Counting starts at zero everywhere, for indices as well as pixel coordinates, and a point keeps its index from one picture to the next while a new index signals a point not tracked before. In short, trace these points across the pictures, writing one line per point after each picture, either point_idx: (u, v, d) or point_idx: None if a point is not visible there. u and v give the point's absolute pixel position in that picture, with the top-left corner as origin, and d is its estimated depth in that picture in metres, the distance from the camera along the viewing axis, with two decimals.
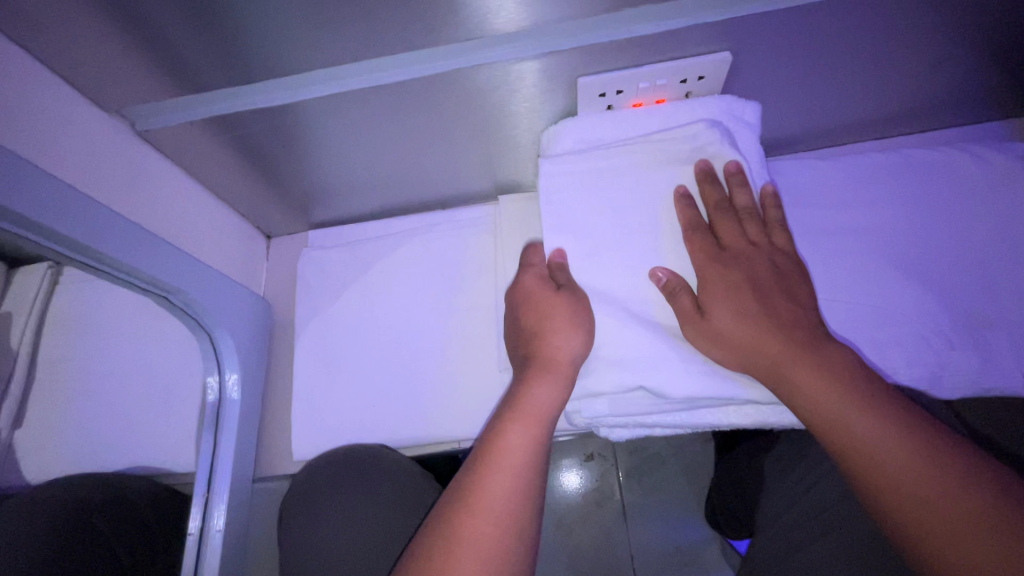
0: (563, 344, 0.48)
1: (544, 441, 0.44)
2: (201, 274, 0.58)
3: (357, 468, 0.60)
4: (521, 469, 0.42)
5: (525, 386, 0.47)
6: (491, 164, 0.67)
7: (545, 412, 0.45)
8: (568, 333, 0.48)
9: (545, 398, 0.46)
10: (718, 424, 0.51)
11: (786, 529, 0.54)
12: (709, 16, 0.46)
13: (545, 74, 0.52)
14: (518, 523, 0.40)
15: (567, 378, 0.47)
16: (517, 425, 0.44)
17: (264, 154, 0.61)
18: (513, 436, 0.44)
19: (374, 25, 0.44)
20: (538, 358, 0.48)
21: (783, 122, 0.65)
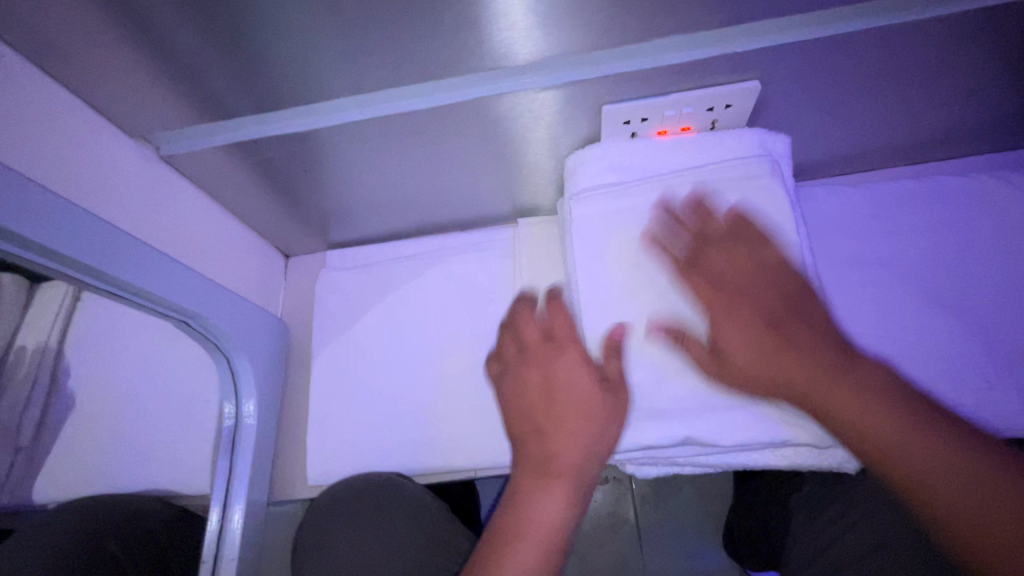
0: (582, 455, 0.48)
1: (551, 559, 0.46)
2: (221, 298, 0.58)
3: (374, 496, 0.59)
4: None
5: (534, 498, 0.48)
6: (511, 188, 0.66)
7: (551, 531, 0.46)
8: (591, 443, 0.48)
9: (552, 512, 0.47)
10: (752, 463, 0.50)
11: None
12: (737, 48, 0.45)
13: (569, 102, 0.51)
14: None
15: (576, 490, 0.48)
16: (525, 538, 0.46)
17: (285, 177, 0.61)
18: (520, 556, 0.45)
19: (398, 55, 0.44)
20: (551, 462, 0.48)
21: (810, 149, 0.63)
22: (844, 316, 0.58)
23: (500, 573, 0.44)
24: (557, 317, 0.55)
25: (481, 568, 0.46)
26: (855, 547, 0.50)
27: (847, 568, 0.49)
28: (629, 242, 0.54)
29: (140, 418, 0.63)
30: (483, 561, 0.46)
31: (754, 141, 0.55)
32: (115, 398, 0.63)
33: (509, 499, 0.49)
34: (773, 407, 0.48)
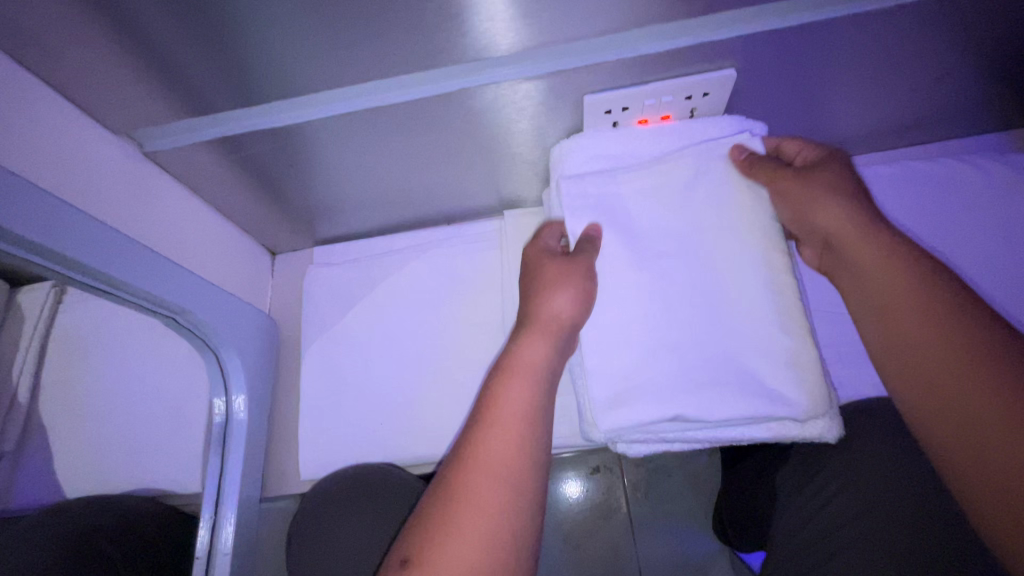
0: (553, 304, 0.50)
1: (542, 391, 0.45)
2: (208, 294, 0.58)
3: (367, 488, 0.59)
4: (522, 423, 0.42)
5: (517, 346, 0.48)
6: (497, 180, 0.67)
7: (532, 371, 0.46)
8: (558, 292, 0.51)
9: (536, 353, 0.47)
10: (738, 438, 0.51)
11: (801, 548, 0.53)
12: (713, 37, 0.46)
13: (552, 93, 0.52)
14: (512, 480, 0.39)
15: (557, 334, 0.49)
16: (514, 377, 0.45)
17: (271, 171, 0.61)
18: (510, 391, 0.44)
19: (382, 48, 0.45)
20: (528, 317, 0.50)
21: (787, 136, 0.65)
22: None
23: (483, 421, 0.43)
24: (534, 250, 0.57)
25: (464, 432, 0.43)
26: (837, 516, 0.52)
27: (831, 536, 0.51)
28: (613, 227, 0.55)
29: (128, 419, 0.63)
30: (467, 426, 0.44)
31: (732, 128, 0.56)
32: (102, 399, 0.62)
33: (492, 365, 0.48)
34: (756, 385, 0.48)
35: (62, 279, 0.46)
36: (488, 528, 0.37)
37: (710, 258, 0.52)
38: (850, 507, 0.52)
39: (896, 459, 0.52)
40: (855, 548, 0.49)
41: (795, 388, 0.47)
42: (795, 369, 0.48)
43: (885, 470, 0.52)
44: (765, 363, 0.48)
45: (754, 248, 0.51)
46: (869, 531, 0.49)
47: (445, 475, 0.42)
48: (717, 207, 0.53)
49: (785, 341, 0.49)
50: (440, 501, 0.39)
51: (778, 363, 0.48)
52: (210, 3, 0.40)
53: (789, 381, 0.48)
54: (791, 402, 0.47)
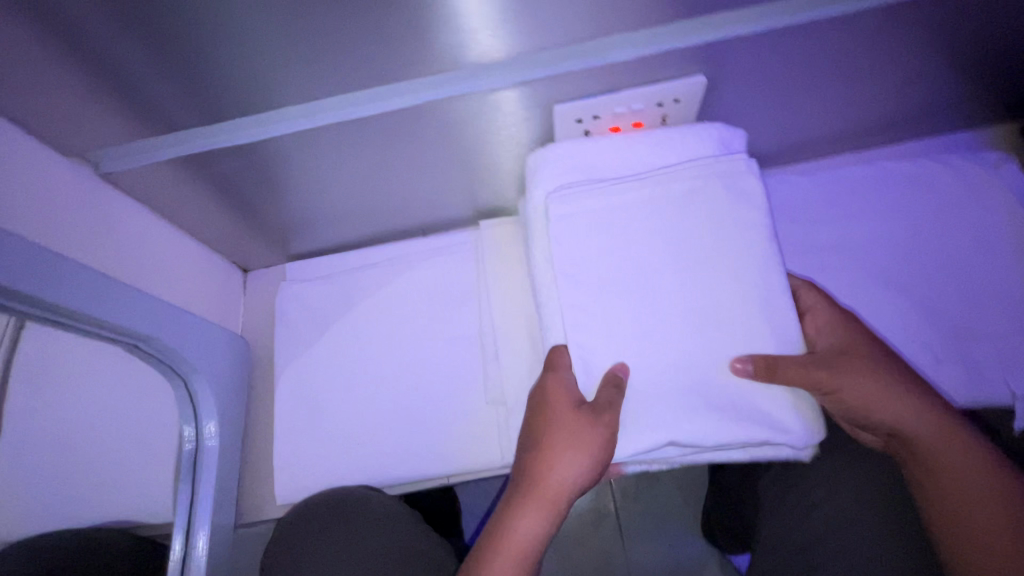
0: (565, 476, 0.48)
1: (546, 538, 0.50)
2: (173, 319, 0.56)
3: (346, 511, 0.57)
4: (524, 557, 0.48)
5: (545, 468, 0.48)
6: (472, 190, 0.66)
7: (563, 491, 0.48)
8: (571, 463, 0.47)
9: (534, 523, 0.48)
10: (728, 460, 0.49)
11: (787, 555, 0.53)
12: (681, 44, 0.46)
13: (521, 103, 0.51)
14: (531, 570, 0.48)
15: (558, 509, 0.49)
16: (536, 506, 0.49)
17: (237, 188, 0.59)
18: (530, 518, 0.48)
19: (343, 62, 0.44)
20: (539, 477, 0.49)
21: (761, 139, 0.65)
22: None
23: (521, 507, 0.49)
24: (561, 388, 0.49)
25: (502, 510, 0.50)
26: (822, 523, 0.52)
27: (817, 544, 0.51)
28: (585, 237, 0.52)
29: None
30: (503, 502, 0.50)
31: (710, 132, 0.53)
32: None
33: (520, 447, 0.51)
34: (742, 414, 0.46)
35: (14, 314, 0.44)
36: None
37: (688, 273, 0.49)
38: (832, 514, 0.52)
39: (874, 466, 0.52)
40: (842, 556, 0.49)
41: (780, 415, 0.46)
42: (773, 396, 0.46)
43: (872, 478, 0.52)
44: (748, 393, 0.46)
45: (732, 263, 0.48)
46: (854, 539, 0.50)
47: (479, 539, 0.50)
48: (695, 217, 0.50)
49: (773, 374, 0.46)
50: (479, 556, 0.49)
51: (763, 379, 0.46)
52: (161, 16, 0.38)
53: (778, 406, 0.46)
54: (777, 434, 0.46)
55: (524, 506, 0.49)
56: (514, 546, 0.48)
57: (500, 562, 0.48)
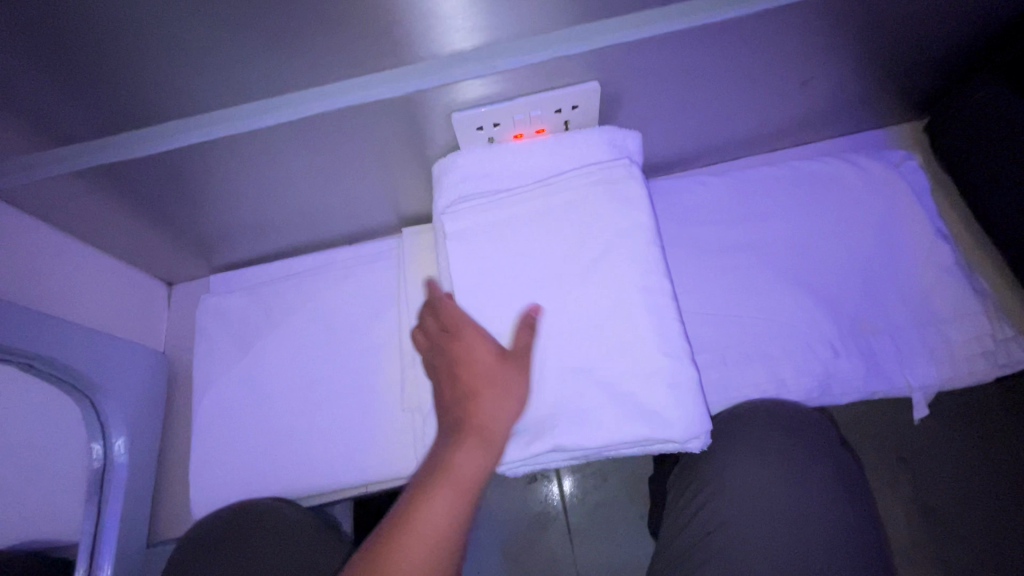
0: (472, 458, 0.46)
1: (459, 530, 0.45)
2: (75, 332, 0.55)
3: (244, 531, 0.57)
4: (437, 550, 0.43)
5: (451, 451, 0.46)
6: (388, 197, 0.66)
7: (500, 433, 0.47)
8: (500, 412, 0.47)
9: (468, 467, 0.45)
10: (610, 454, 0.49)
11: (674, 556, 0.54)
12: (564, 52, 0.47)
13: (420, 111, 0.52)
14: (470, 509, 0.46)
15: (472, 495, 0.46)
16: (446, 491, 0.45)
17: (140, 202, 0.59)
18: (436, 506, 0.45)
19: (224, 68, 0.45)
20: (444, 465, 0.46)
21: (672, 142, 0.66)
22: (709, 301, 0.61)
23: (461, 446, 0.46)
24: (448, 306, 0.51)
25: (411, 501, 0.45)
26: (706, 523, 0.53)
27: (699, 545, 0.53)
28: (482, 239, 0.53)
29: None
30: (445, 436, 0.48)
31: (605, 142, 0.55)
32: None
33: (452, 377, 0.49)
34: (622, 415, 0.47)
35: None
36: None
37: (582, 277, 0.50)
38: (715, 512, 0.53)
39: (759, 461, 0.55)
40: (716, 559, 0.51)
41: (667, 414, 0.46)
42: (662, 392, 0.46)
43: (751, 485, 0.54)
44: (630, 387, 0.47)
45: (623, 267, 0.49)
46: (730, 541, 0.51)
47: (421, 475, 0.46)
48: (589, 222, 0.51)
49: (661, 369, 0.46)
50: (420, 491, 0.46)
51: (650, 378, 0.46)
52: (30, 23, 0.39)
53: (652, 406, 0.46)
54: (657, 428, 0.46)
55: (467, 439, 0.46)
56: (458, 483, 0.45)
57: (442, 498, 0.45)
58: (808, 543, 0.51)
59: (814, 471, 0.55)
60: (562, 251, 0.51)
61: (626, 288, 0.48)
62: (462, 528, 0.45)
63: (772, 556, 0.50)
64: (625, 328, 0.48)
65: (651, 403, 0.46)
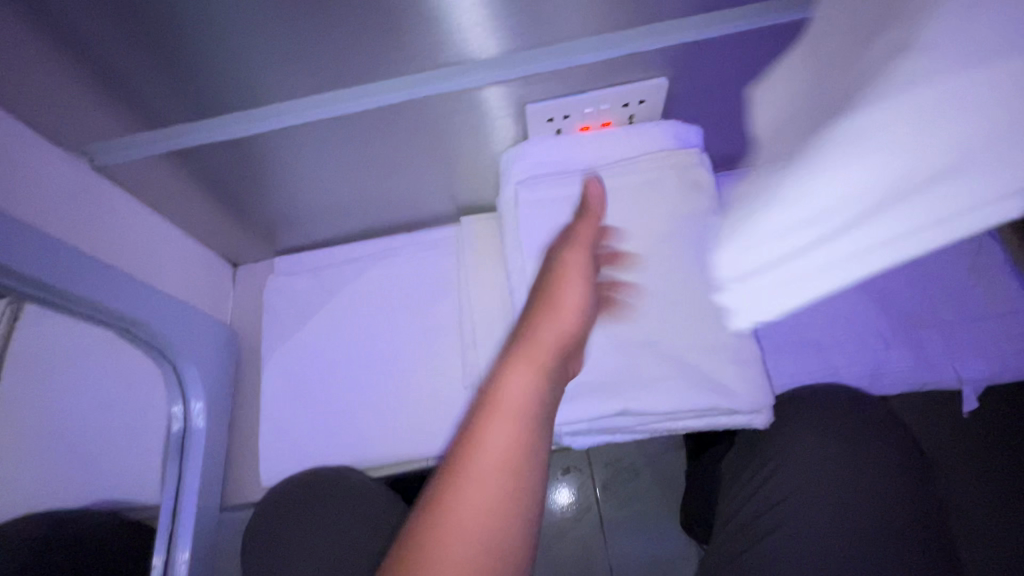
0: (565, 298, 0.49)
1: (543, 396, 0.45)
2: (161, 301, 0.59)
3: (323, 494, 0.60)
4: (522, 412, 0.43)
5: (529, 331, 0.48)
6: (451, 186, 0.69)
7: (575, 308, 0.49)
8: (573, 280, 0.50)
9: (547, 339, 0.47)
10: (675, 428, 0.52)
11: (734, 530, 0.56)
12: (638, 48, 0.50)
13: (495, 102, 0.55)
14: (548, 384, 0.45)
15: (547, 367, 0.46)
16: (523, 364, 0.45)
17: (223, 183, 0.62)
18: (515, 380, 0.45)
19: (321, 60, 0.47)
20: (518, 346, 0.47)
21: (726, 139, 0.69)
22: None
23: (543, 324, 0.48)
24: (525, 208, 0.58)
25: (488, 382, 0.46)
26: (768, 498, 0.55)
27: (760, 518, 0.55)
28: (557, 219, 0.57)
29: None
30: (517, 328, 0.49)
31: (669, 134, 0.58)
32: None
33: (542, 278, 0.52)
34: (692, 388, 0.49)
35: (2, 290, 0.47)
36: (490, 498, 0.39)
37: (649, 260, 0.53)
38: (777, 486, 0.55)
39: (819, 440, 0.56)
40: (779, 530, 0.53)
41: (734, 390, 0.49)
42: (726, 368, 0.49)
43: (815, 460, 0.55)
44: (699, 362, 0.50)
45: (688, 249, 0.53)
46: (793, 513, 0.53)
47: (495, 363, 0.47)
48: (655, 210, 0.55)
49: (726, 348, 0.50)
50: (498, 370, 0.46)
51: (716, 352, 0.50)
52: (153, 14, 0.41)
53: (726, 378, 0.49)
54: (724, 402, 0.49)
55: (546, 319, 0.48)
56: (535, 357, 0.46)
57: (520, 370, 0.45)
58: (877, 514, 0.52)
59: (879, 448, 0.55)
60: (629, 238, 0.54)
61: (689, 274, 0.52)
62: (545, 401, 0.45)
63: (840, 527, 0.51)
64: (693, 309, 0.51)
65: (716, 380, 0.49)
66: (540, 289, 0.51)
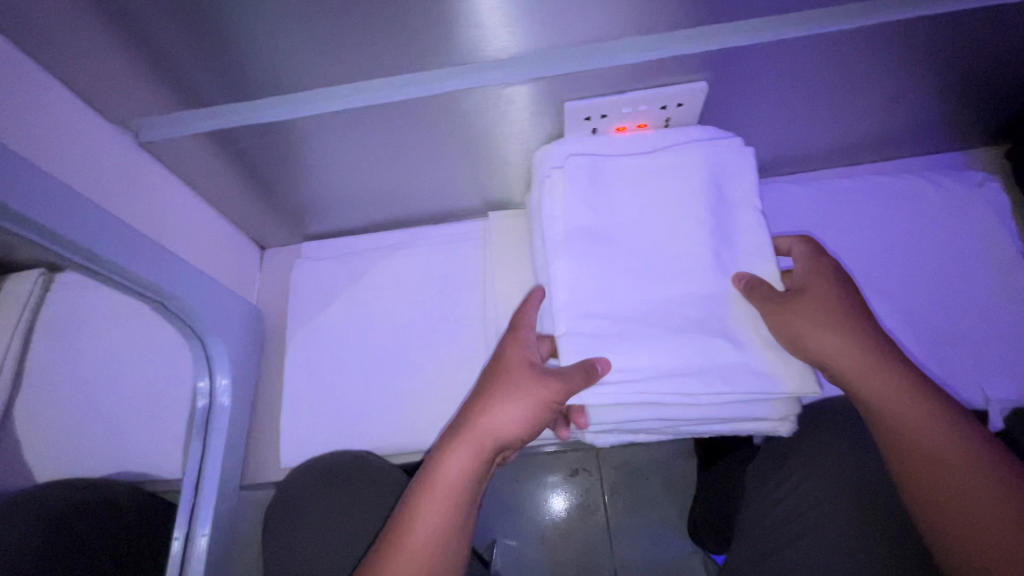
0: (498, 419, 0.52)
1: (451, 527, 0.50)
2: (193, 278, 0.60)
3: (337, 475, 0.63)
4: (429, 550, 0.48)
5: (441, 457, 0.52)
6: (482, 182, 0.70)
7: (489, 437, 0.52)
8: (506, 412, 0.52)
9: (453, 471, 0.51)
10: (700, 430, 0.54)
11: (756, 535, 0.58)
12: (681, 52, 0.50)
13: (533, 99, 0.55)
14: (459, 516, 0.50)
15: (451, 504, 0.50)
16: (435, 498, 0.50)
17: (259, 168, 0.63)
18: (425, 516, 0.49)
19: (370, 49, 0.48)
20: (427, 480, 0.51)
21: (759, 148, 0.69)
22: None
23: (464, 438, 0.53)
24: (529, 308, 0.57)
25: (405, 512, 0.50)
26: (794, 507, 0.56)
27: (783, 526, 0.55)
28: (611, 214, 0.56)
29: (114, 402, 0.65)
30: (449, 445, 0.53)
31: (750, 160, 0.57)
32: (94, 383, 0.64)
33: (463, 410, 0.55)
34: (729, 396, 0.50)
35: (39, 251, 0.48)
36: None
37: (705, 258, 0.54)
38: (804, 496, 0.56)
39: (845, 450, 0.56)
40: (803, 540, 0.53)
41: (764, 396, 0.50)
42: (767, 371, 0.50)
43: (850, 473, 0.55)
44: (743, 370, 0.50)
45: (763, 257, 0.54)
46: (818, 523, 0.54)
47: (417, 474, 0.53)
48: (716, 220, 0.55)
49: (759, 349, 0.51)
50: (414, 501, 0.51)
51: (758, 357, 0.50)
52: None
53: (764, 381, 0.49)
54: (754, 405, 0.50)
55: (457, 447, 0.52)
56: (442, 489, 0.51)
57: (428, 510, 0.50)
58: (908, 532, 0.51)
59: None
60: (671, 237, 0.55)
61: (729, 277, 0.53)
62: (450, 536, 0.50)
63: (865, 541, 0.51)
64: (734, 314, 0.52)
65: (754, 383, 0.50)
66: (473, 419, 0.53)
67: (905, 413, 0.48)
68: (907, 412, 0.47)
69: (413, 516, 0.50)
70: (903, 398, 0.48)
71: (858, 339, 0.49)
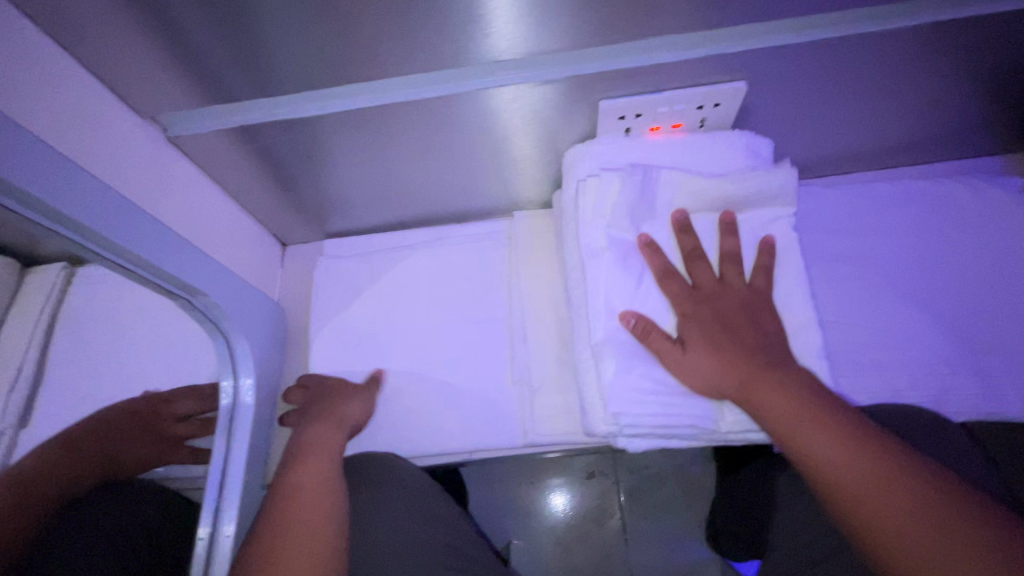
0: (354, 408, 0.64)
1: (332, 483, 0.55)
2: (216, 275, 0.60)
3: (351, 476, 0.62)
4: (316, 494, 0.53)
5: (303, 435, 0.60)
6: (507, 181, 0.69)
7: (349, 419, 0.63)
8: (352, 401, 0.64)
9: (325, 438, 0.59)
10: (731, 438, 0.54)
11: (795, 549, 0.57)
12: (723, 51, 0.49)
13: (567, 98, 0.54)
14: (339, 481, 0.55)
15: (330, 462, 0.57)
16: (307, 463, 0.56)
17: (284, 164, 0.63)
18: (307, 470, 0.55)
19: (404, 48, 0.47)
20: (293, 452, 0.58)
21: (791, 149, 0.67)
22: (831, 311, 0.62)
23: (320, 430, 0.60)
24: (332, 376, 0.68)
25: (288, 477, 0.55)
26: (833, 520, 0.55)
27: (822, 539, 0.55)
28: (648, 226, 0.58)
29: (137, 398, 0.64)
30: (309, 432, 0.60)
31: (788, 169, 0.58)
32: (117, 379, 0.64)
33: (304, 419, 0.63)
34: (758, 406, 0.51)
35: (69, 247, 0.47)
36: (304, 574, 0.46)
37: (736, 264, 0.56)
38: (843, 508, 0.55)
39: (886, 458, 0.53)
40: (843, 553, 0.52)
41: None
42: None
43: None
44: None
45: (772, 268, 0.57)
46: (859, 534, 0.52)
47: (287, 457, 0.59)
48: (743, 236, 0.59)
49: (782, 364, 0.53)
50: (290, 467, 0.56)
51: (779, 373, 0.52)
52: None
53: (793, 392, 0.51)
54: None
55: (319, 424, 0.61)
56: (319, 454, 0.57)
57: (305, 468, 0.55)
58: None
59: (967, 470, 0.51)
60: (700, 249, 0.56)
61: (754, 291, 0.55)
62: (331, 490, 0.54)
63: None
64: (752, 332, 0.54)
65: None
66: (328, 409, 0.63)
67: (792, 417, 0.46)
68: (796, 410, 0.46)
69: (292, 477, 0.55)
70: (788, 398, 0.47)
71: (729, 353, 0.51)
